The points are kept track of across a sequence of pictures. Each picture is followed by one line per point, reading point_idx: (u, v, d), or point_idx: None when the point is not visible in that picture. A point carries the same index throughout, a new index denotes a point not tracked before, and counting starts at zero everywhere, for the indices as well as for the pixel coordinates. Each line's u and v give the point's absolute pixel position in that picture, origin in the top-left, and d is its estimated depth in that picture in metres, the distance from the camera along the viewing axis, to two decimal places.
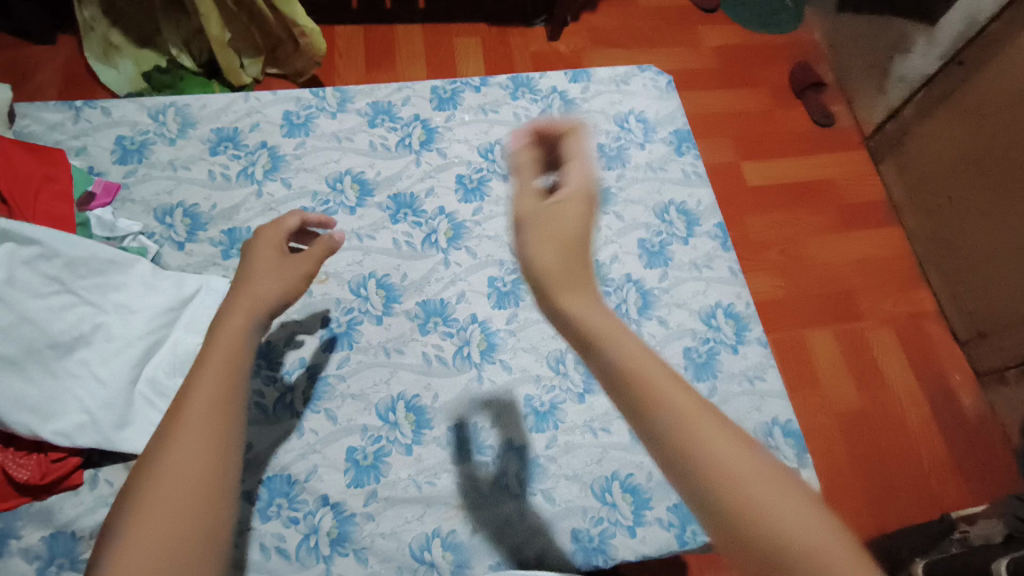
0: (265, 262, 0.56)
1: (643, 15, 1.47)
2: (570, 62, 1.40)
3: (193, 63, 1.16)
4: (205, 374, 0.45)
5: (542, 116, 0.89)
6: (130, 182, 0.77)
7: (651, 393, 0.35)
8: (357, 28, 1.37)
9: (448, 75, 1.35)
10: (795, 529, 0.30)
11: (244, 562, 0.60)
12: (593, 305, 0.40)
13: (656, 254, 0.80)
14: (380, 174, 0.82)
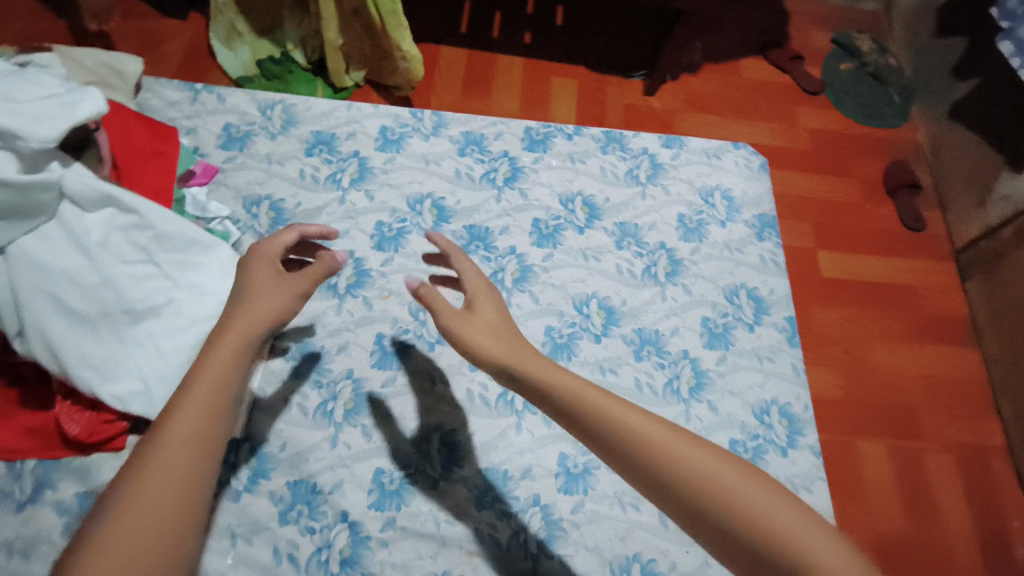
0: (263, 279, 0.56)
1: (744, 86, 1.46)
2: (661, 121, 1.40)
3: (305, 60, 1.23)
4: (187, 402, 0.46)
5: (628, 175, 0.88)
6: (228, 168, 0.80)
7: (679, 465, 0.44)
8: (460, 51, 1.41)
9: (539, 113, 1.37)
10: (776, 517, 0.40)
11: (257, 560, 0.61)
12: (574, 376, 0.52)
13: (718, 335, 0.78)
14: (460, 203, 0.82)
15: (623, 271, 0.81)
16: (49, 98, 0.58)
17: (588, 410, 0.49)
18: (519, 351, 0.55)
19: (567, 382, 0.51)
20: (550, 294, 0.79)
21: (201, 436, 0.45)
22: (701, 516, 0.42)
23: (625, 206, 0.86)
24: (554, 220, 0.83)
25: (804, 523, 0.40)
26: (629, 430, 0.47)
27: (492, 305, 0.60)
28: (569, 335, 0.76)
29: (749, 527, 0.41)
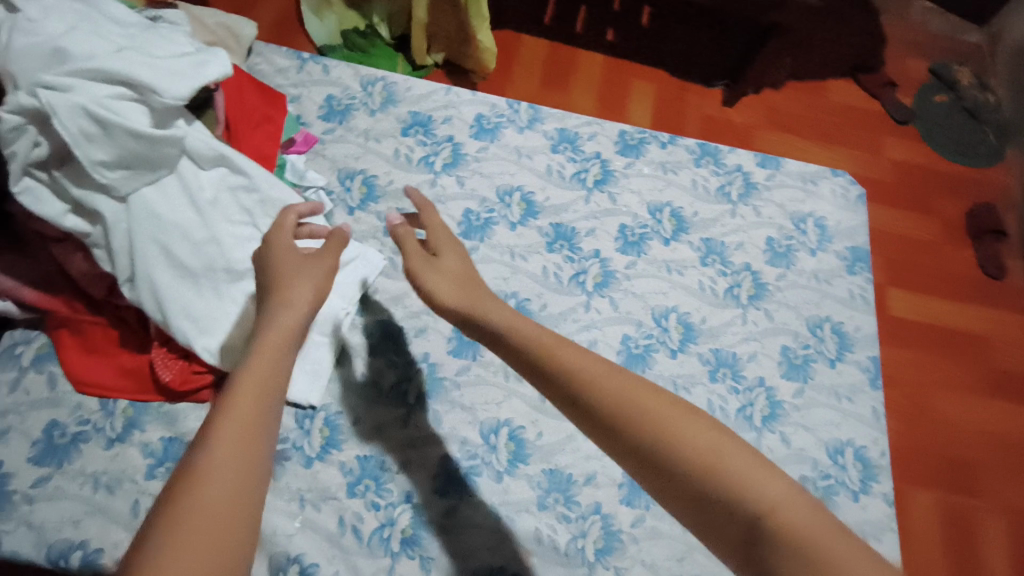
0: (286, 261, 0.57)
1: (828, 109, 1.41)
2: (739, 135, 1.36)
3: (388, 34, 1.24)
4: (243, 385, 0.45)
5: (718, 191, 0.86)
6: (327, 139, 0.81)
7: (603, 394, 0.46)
8: (541, 43, 1.41)
9: (616, 114, 1.35)
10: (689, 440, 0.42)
11: (323, 527, 0.63)
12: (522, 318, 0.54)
13: (797, 367, 0.76)
14: (548, 200, 0.82)
15: (705, 289, 0.80)
16: (181, 56, 0.58)
17: (580, 382, 0.47)
18: (511, 320, 0.54)
19: (562, 353, 0.50)
20: (630, 303, 0.78)
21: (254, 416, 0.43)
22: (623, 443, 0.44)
23: (713, 223, 0.84)
24: (641, 228, 0.82)
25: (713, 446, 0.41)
26: (574, 370, 0.48)
27: (455, 252, 0.62)
28: (645, 347, 0.76)
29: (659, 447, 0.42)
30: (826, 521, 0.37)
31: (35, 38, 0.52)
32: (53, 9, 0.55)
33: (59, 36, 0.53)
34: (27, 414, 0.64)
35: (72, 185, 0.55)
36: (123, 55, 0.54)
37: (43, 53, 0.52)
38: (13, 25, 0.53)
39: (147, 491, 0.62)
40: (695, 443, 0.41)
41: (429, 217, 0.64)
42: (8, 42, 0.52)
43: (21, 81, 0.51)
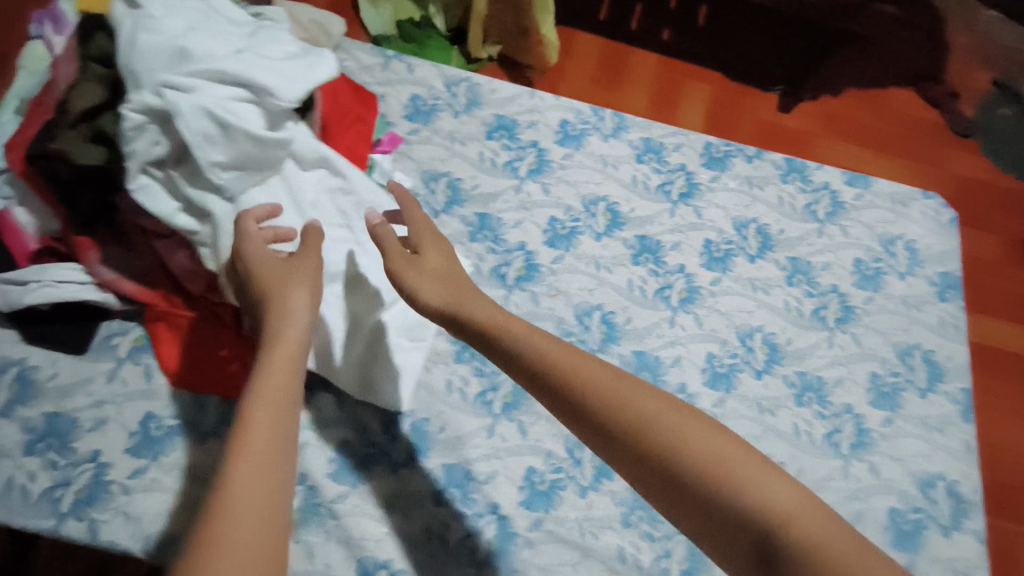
0: (269, 270, 0.53)
1: (892, 120, 1.36)
2: (796, 143, 1.32)
3: (444, 26, 1.25)
4: (255, 411, 0.43)
5: (805, 209, 0.84)
6: (412, 140, 0.80)
7: (604, 399, 0.46)
8: (594, 38, 1.37)
9: (667, 116, 1.31)
10: (692, 443, 0.42)
11: (409, 534, 0.63)
12: (519, 323, 0.54)
13: (887, 395, 0.74)
14: (633, 212, 0.81)
15: (790, 309, 0.78)
16: (292, 56, 0.58)
17: (576, 383, 0.47)
18: (501, 319, 0.54)
19: (557, 358, 0.49)
20: (714, 320, 0.77)
21: (269, 441, 0.42)
22: (625, 450, 0.44)
23: (799, 241, 0.82)
24: (726, 243, 0.81)
25: (714, 446, 0.41)
26: (573, 375, 0.48)
27: (438, 250, 0.60)
28: (730, 366, 0.75)
29: (663, 453, 0.42)
30: (826, 519, 0.37)
31: (160, 37, 0.51)
32: (173, 8, 0.54)
33: (182, 35, 0.52)
34: (123, 405, 0.65)
35: (186, 185, 0.55)
36: (243, 58, 0.53)
37: (167, 51, 0.51)
38: (134, 21, 0.52)
39: None
40: (697, 447, 0.41)
41: (410, 212, 0.62)
42: (133, 40, 0.51)
43: (145, 81, 0.51)
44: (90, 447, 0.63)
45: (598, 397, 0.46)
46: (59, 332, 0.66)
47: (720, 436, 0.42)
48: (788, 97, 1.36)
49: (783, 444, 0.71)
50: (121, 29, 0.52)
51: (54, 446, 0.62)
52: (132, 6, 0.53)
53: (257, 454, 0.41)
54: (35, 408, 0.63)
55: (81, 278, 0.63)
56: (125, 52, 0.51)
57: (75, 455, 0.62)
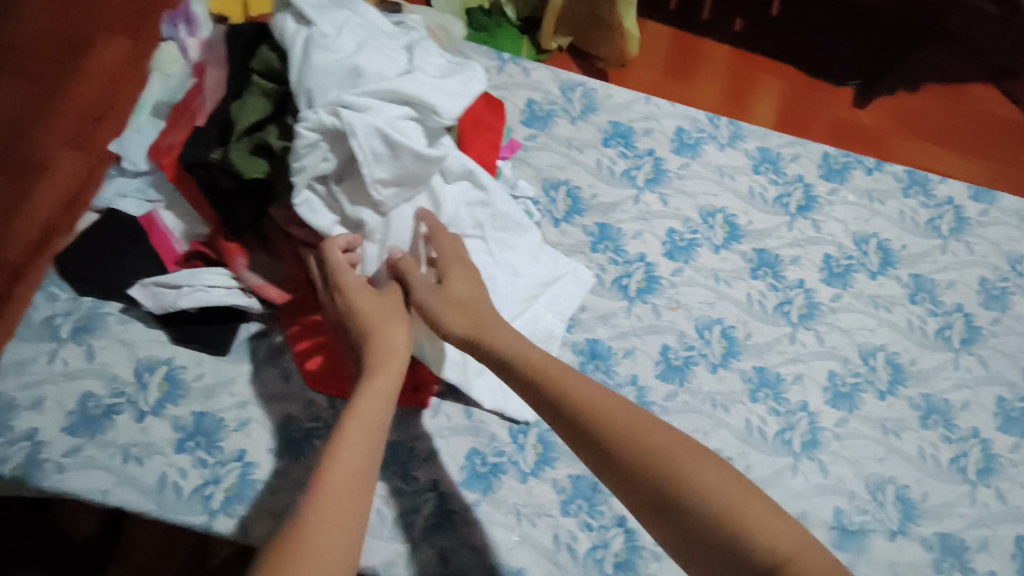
0: (372, 307, 0.56)
1: (970, 118, 1.34)
2: (868, 138, 1.29)
3: (513, 15, 1.20)
4: (348, 436, 0.48)
5: (928, 224, 0.82)
6: (530, 146, 0.80)
7: (620, 435, 0.47)
8: (667, 29, 1.33)
9: (738, 113, 1.29)
10: (701, 482, 0.43)
11: (538, 542, 0.65)
12: (543, 353, 0.55)
13: (1014, 420, 0.74)
14: (751, 224, 0.80)
15: (914, 327, 0.77)
16: (449, 71, 0.57)
17: (594, 418, 0.49)
18: (525, 348, 0.55)
19: (575, 391, 0.51)
20: (835, 337, 0.75)
21: (358, 464, 0.47)
22: (637, 486, 0.46)
23: (922, 257, 0.80)
24: (846, 259, 0.79)
25: (720, 482, 0.43)
26: (590, 411, 0.49)
27: (468, 283, 0.58)
28: (853, 386, 0.74)
29: (675, 489, 0.44)
30: (819, 556, 0.39)
31: (334, 56, 0.53)
32: (342, 26, 0.55)
33: (354, 54, 0.53)
34: (264, 406, 0.67)
35: (347, 203, 0.57)
36: (411, 77, 0.54)
37: (340, 70, 0.53)
38: (307, 39, 0.53)
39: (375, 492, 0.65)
40: (705, 485, 0.43)
41: (438, 237, 0.59)
42: (307, 58, 0.52)
43: (319, 99, 0.52)
44: (236, 447, 0.65)
45: (614, 432, 0.48)
46: (204, 333, 0.68)
47: (729, 475, 0.44)
48: (862, 93, 1.31)
49: (908, 466, 0.71)
50: (293, 46, 0.53)
51: (202, 445, 0.65)
52: (304, 23, 0.54)
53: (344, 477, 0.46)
54: (184, 407, 0.66)
55: (228, 283, 0.65)
56: (299, 68, 0.52)
57: (224, 454, 0.65)
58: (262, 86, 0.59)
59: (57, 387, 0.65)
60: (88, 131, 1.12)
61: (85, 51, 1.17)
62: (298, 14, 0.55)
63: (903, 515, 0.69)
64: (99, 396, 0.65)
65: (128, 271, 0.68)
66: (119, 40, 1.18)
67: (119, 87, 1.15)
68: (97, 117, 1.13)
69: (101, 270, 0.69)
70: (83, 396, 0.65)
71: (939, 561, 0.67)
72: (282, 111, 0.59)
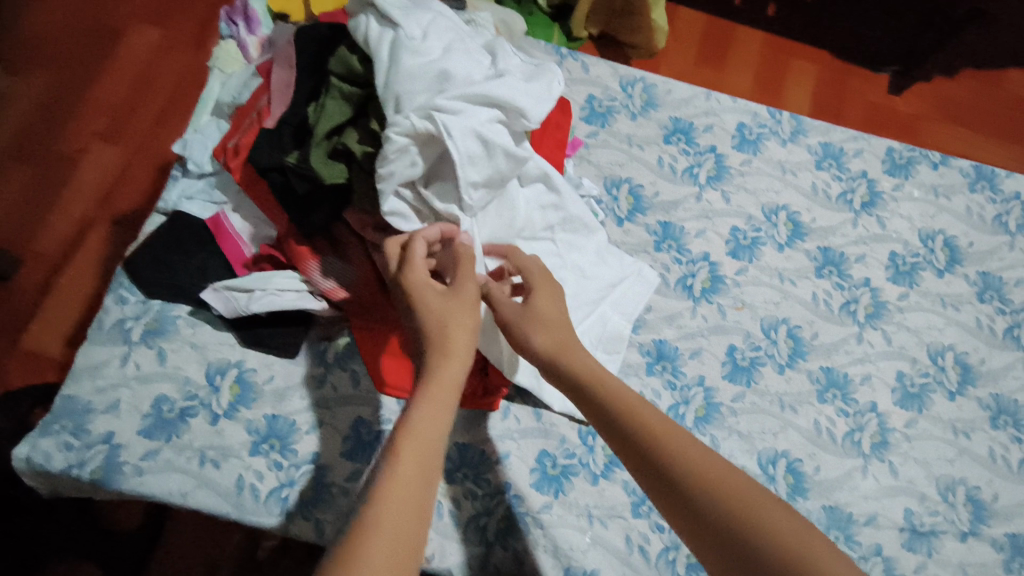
0: (434, 307, 0.52)
1: (1005, 102, 1.30)
2: (904, 126, 1.26)
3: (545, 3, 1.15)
4: (410, 437, 0.45)
5: (995, 221, 0.81)
6: (590, 143, 0.81)
7: (695, 471, 0.46)
8: (700, 15, 1.30)
9: (772, 98, 1.25)
10: (779, 528, 0.42)
11: (612, 544, 0.64)
12: (613, 379, 0.54)
13: None
14: (815, 221, 0.80)
15: (982, 326, 0.76)
16: (533, 75, 0.57)
17: (669, 452, 0.48)
18: (599, 371, 0.54)
19: (649, 421, 0.50)
20: (903, 337, 0.75)
21: (423, 472, 0.44)
22: (709, 524, 0.44)
23: (990, 255, 0.79)
24: (912, 257, 0.79)
25: (798, 531, 0.42)
26: (662, 443, 0.48)
27: (550, 298, 0.58)
28: (922, 386, 0.73)
29: (751, 535, 0.42)
30: None
31: (423, 61, 0.53)
32: (427, 30, 0.56)
33: (442, 58, 0.54)
34: (335, 409, 0.67)
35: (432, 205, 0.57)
36: (502, 80, 0.54)
37: (429, 74, 0.53)
38: (395, 43, 0.54)
39: (448, 495, 0.64)
40: (784, 533, 0.42)
41: (516, 258, 0.60)
42: (396, 63, 0.53)
43: (408, 104, 0.52)
44: (308, 450, 0.65)
45: (690, 469, 0.47)
46: (273, 336, 0.68)
47: (804, 525, 0.43)
48: (899, 78, 1.28)
49: (978, 467, 0.70)
50: (380, 52, 0.54)
51: (276, 447, 0.64)
52: (390, 27, 0.55)
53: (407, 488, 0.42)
54: (256, 410, 0.66)
55: (298, 287, 0.66)
56: (387, 73, 0.53)
57: (297, 457, 0.64)
58: (340, 90, 0.60)
59: (131, 390, 0.65)
60: (119, 123, 1.11)
61: (113, 41, 1.16)
62: (384, 18, 0.55)
63: (974, 517, 0.68)
64: (173, 400, 0.65)
65: (196, 274, 0.68)
66: (147, 31, 1.17)
67: (147, 78, 1.14)
68: (128, 109, 1.12)
69: (167, 273, 0.68)
70: (158, 399, 0.65)
71: (1010, 561, 0.67)
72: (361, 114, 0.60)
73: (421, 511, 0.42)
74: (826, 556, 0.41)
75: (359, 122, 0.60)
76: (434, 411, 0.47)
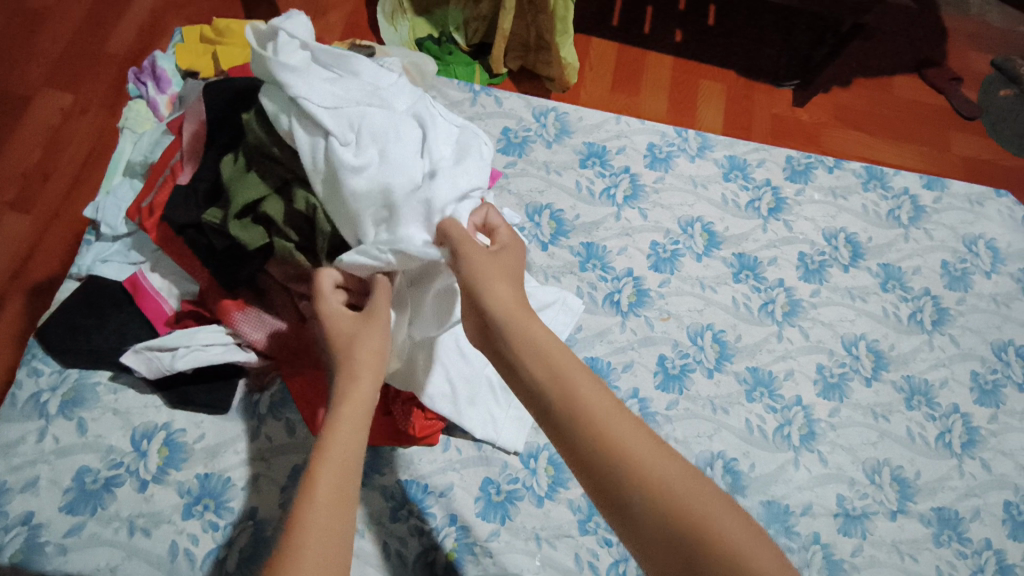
0: (342, 330, 0.54)
1: (894, 105, 1.38)
2: (808, 135, 1.34)
3: (465, 42, 1.20)
4: (332, 444, 0.46)
5: (890, 215, 0.87)
6: (509, 173, 0.84)
7: (599, 426, 0.46)
8: (611, 44, 1.36)
9: (688, 117, 1.31)
10: (665, 481, 0.43)
11: (561, 564, 0.64)
12: (533, 337, 0.52)
13: (988, 392, 0.78)
14: (728, 230, 0.84)
15: (889, 314, 0.81)
16: (462, 163, 0.59)
17: (575, 408, 0.47)
18: (525, 333, 0.53)
19: (562, 376, 0.49)
20: (819, 331, 0.79)
21: (347, 471, 0.45)
22: (605, 475, 0.44)
23: (888, 248, 0.85)
24: (819, 256, 0.84)
25: (683, 477, 0.43)
26: (571, 400, 0.48)
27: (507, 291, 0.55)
28: (840, 375, 0.77)
29: (641, 484, 0.43)
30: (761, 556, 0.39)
31: (363, 176, 0.54)
32: (358, 129, 0.56)
33: (378, 169, 0.55)
34: (271, 460, 0.65)
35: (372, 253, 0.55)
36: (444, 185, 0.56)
37: (372, 189, 0.55)
38: (328, 152, 0.55)
39: (394, 533, 0.64)
40: (671, 480, 0.43)
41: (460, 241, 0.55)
42: (335, 179, 0.55)
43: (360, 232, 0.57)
44: (244, 507, 0.63)
45: (593, 423, 0.46)
46: (199, 394, 0.66)
47: (691, 472, 0.44)
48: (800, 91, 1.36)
49: (899, 448, 0.74)
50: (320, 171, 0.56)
51: (210, 507, 0.62)
52: (319, 131, 0.56)
53: (331, 489, 0.44)
54: (186, 471, 0.64)
55: (224, 340, 0.64)
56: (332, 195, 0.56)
57: (234, 514, 0.62)
58: (259, 160, 0.60)
59: (51, 465, 0.63)
60: (32, 192, 1.07)
61: (20, 110, 1.12)
62: (313, 119, 0.56)
63: (901, 496, 0.72)
64: (96, 470, 0.63)
65: (114, 337, 0.66)
66: (57, 96, 1.14)
67: (59, 144, 1.11)
68: (40, 177, 1.08)
69: (84, 339, 0.66)
70: (80, 470, 0.62)
71: (938, 534, 0.70)
72: (283, 186, 0.60)
73: (339, 533, 0.42)
74: (704, 507, 0.41)
75: (281, 195, 0.60)
76: (349, 434, 0.48)
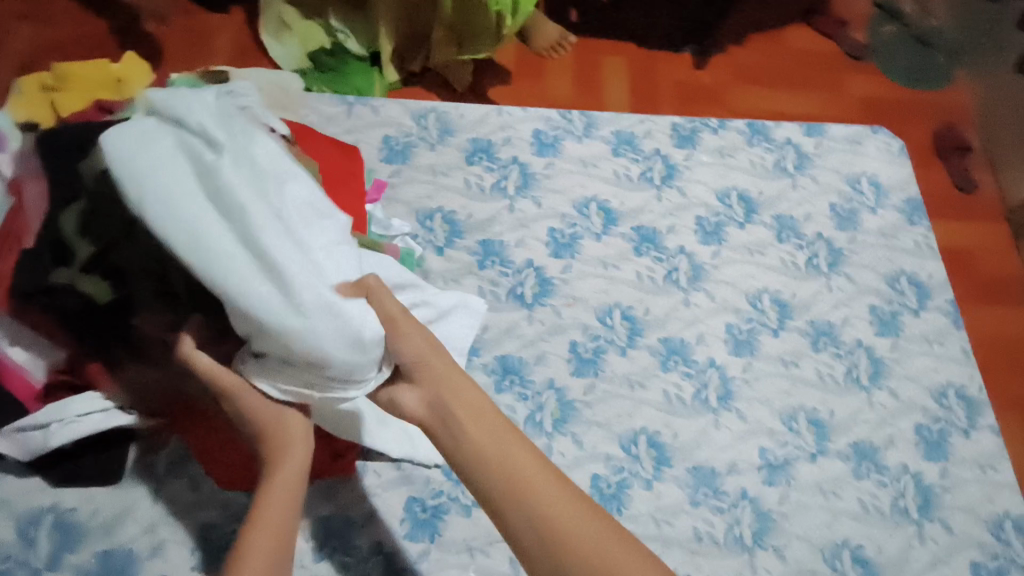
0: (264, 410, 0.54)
1: (787, 56, 1.37)
2: (711, 95, 1.32)
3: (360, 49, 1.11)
4: (264, 508, 0.52)
5: (776, 167, 0.89)
6: (395, 182, 0.82)
7: (522, 489, 0.49)
8: None
9: (596, 97, 1.26)
10: (578, 539, 0.47)
11: (495, 569, 0.64)
12: (455, 397, 0.52)
13: (888, 324, 0.81)
14: (624, 205, 0.84)
15: (785, 264, 0.83)
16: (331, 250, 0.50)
17: (498, 470, 0.50)
18: (451, 393, 0.52)
19: (482, 437, 0.51)
20: (724, 291, 0.80)
21: (274, 536, 0.51)
22: (525, 534, 0.48)
23: (778, 199, 0.87)
24: (715, 217, 0.85)
25: (593, 529, 0.48)
26: (493, 460, 0.50)
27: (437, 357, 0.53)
28: (749, 332, 0.78)
29: (557, 542, 0.47)
30: None
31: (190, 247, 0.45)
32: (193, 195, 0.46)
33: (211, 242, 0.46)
34: (178, 522, 0.62)
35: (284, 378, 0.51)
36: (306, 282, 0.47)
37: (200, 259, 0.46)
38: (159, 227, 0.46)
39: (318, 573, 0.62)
40: (583, 537, 0.48)
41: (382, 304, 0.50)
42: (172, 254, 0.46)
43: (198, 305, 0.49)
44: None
45: (516, 485, 0.49)
46: (88, 466, 0.62)
47: (600, 524, 0.49)
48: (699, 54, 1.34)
49: (812, 392, 0.76)
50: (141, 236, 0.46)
51: None
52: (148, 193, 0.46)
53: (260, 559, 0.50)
54: (86, 551, 0.60)
55: (102, 406, 0.60)
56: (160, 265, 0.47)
57: None
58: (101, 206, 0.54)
59: None
60: None
61: None
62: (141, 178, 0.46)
63: (818, 438, 0.74)
64: None
65: None
66: None
67: None
68: None
69: None
70: None
71: (858, 468, 0.72)
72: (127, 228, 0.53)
73: None
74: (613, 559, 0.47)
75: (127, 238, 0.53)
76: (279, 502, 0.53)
